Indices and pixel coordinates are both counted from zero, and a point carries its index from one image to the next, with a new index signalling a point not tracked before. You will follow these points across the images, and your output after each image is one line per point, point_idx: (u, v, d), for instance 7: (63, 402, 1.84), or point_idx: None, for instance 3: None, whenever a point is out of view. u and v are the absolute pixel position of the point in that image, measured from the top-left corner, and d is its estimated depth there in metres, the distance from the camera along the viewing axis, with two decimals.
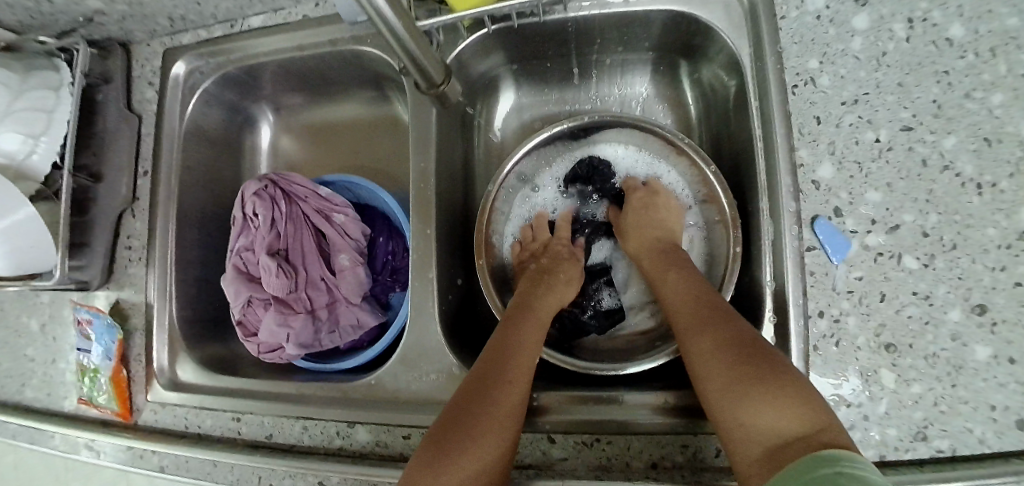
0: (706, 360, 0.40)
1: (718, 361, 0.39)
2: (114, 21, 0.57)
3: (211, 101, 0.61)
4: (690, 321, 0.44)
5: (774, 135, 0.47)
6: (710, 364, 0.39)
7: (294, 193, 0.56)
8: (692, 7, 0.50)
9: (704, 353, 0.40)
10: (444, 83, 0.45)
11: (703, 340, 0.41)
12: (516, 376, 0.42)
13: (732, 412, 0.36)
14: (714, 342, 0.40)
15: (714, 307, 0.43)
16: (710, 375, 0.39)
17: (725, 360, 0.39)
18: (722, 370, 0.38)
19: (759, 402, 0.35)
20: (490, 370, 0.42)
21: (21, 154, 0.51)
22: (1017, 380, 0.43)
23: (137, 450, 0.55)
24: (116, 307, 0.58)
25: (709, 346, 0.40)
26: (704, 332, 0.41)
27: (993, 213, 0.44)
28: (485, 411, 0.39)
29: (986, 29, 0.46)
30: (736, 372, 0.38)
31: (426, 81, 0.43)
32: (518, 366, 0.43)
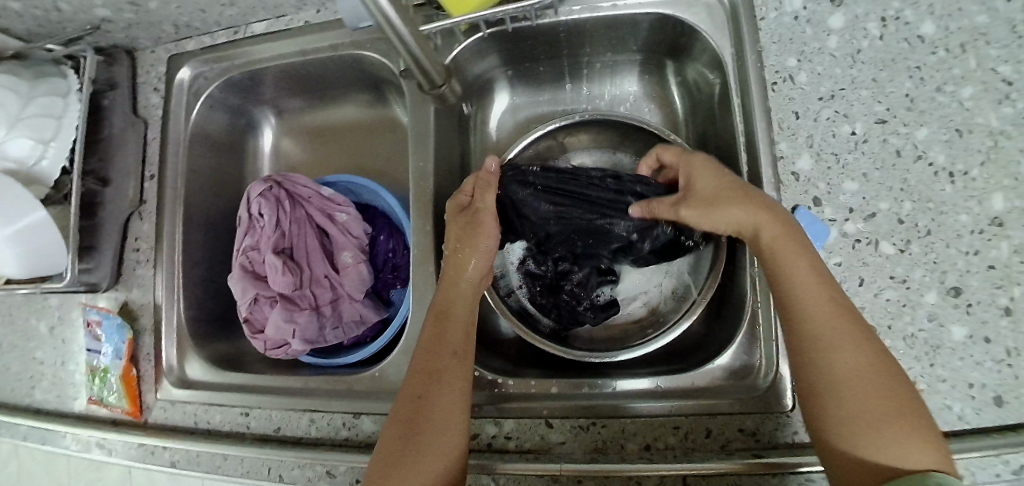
0: (843, 374, 0.36)
1: (864, 380, 0.36)
2: (121, 30, 0.59)
3: (215, 106, 0.62)
4: (828, 322, 0.38)
5: (756, 129, 0.49)
6: (851, 384, 0.36)
7: (298, 194, 0.58)
8: (676, 9, 0.53)
9: (848, 370, 0.36)
10: (444, 83, 0.51)
11: (850, 358, 0.37)
12: (444, 375, 0.42)
13: (847, 431, 0.35)
14: (861, 359, 0.37)
15: (847, 312, 0.39)
16: (844, 396, 0.36)
17: (875, 379, 0.36)
18: (870, 391, 0.35)
19: (895, 433, 0.34)
20: (423, 379, 0.42)
21: (30, 160, 0.53)
22: (991, 358, 0.45)
23: (147, 447, 0.57)
24: (125, 308, 0.60)
25: (851, 362, 0.37)
26: (846, 347, 0.37)
27: (965, 200, 0.46)
28: (427, 419, 0.40)
29: (956, 26, 0.49)
30: (880, 396, 0.35)
31: (428, 81, 0.49)
32: (450, 364, 0.43)
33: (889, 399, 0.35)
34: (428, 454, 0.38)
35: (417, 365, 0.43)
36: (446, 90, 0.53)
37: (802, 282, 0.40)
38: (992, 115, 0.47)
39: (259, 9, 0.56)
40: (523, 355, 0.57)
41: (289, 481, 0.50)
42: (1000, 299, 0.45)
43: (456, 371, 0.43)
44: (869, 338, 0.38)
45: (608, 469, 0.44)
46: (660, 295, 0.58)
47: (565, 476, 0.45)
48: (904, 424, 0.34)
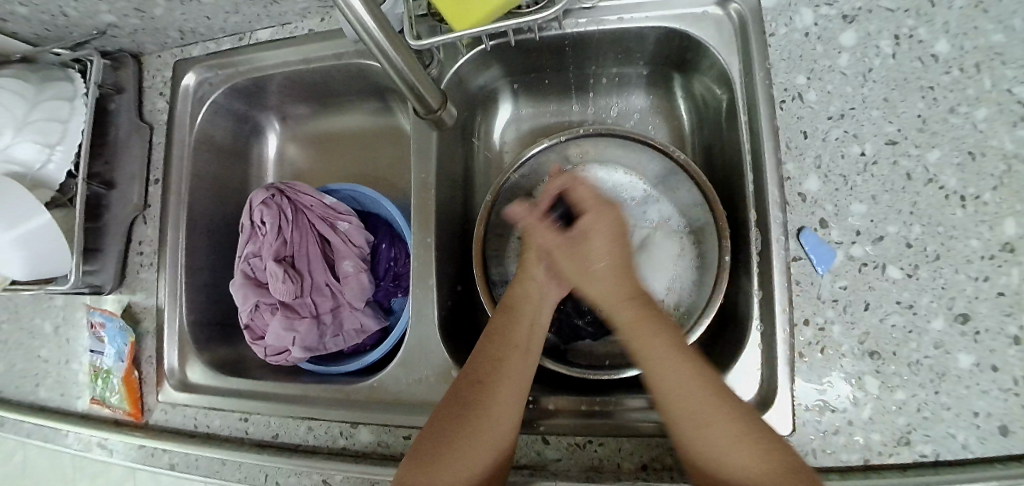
0: (689, 395, 0.40)
1: (703, 399, 0.40)
2: (127, 35, 0.59)
3: (220, 111, 0.63)
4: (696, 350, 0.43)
5: (763, 148, 0.48)
6: (697, 402, 0.40)
7: (301, 202, 0.58)
8: (683, 24, 0.52)
9: (676, 385, 0.41)
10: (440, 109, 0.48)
11: (670, 373, 0.41)
12: (504, 379, 0.44)
13: (710, 449, 0.39)
14: (678, 378, 0.41)
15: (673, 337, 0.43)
16: (682, 410, 0.40)
17: (709, 399, 0.40)
18: (712, 410, 0.39)
19: (727, 443, 0.38)
20: (486, 378, 0.44)
21: (37, 164, 0.53)
22: (998, 387, 0.44)
23: (147, 448, 0.57)
24: (127, 310, 0.61)
25: (677, 379, 0.41)
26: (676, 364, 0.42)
27: (976, 225, 0.45)
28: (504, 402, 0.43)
29: (971, 46, 0.48)
30: (711, 407, 0.39)
31: (422, 105, 0.46)
32: (512, 368, 0.45)
33: (716, 417, 0.39)
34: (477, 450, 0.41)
35: (487, 360, 0.45)
36: (444, 116, 0.50)
37: (616, 303, 0.47)
38: (1007, 138, 0.46)
39: (264, 16, 0.56)
40: None
41: None
42: (1010, 327, 0.44)
43: (522, 376, 0.45)
44: (690, 358, 0.42)
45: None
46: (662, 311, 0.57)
47: None
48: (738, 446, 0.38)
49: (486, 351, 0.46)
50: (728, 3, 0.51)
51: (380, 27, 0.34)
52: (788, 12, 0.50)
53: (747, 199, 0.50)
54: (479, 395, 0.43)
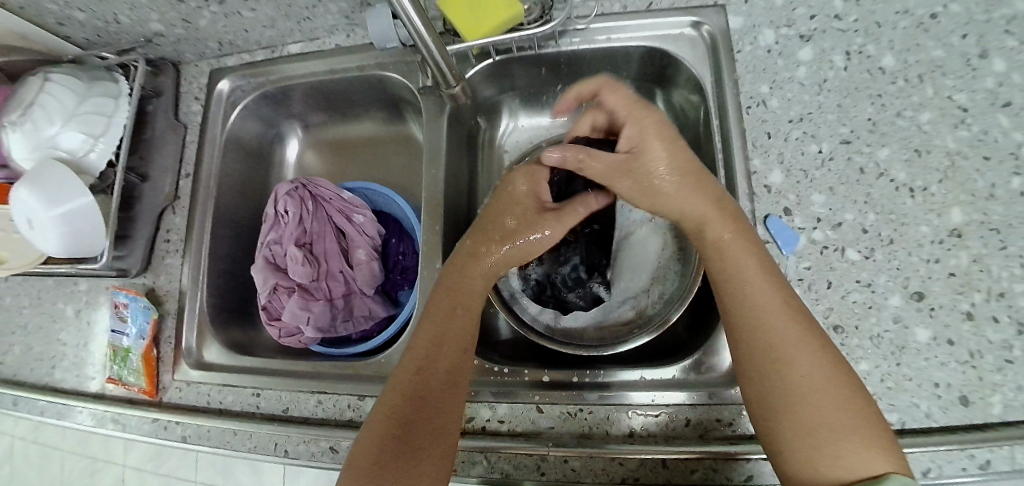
0: (810, 384, 0.39)
1: (824, 388, 0.39)
2: (170, 44, 0.67)
3: (250, 115, 0.69)
4: (778, 345, 0.41)
5: (733, 147, 0.54)
6: (812, 396, 0.39)
7: (320, 195, 0.63)
8: (665, 42, 0.59)
9: (802, 377, 0.39)
10: (458, 86, 0.57)
11: (811, 363, 0.40)
12: (440, 394, 0.45)
13: (812, 443, 0.37)
14: (819, 372, 0.39)
15: (810, 325, 0.42)
16: (805, 403, 0.39)
17: (831, 388, 0.38)
18: (829, 401, 0.38)
19: (844, 438, 0.37)
20: (423, 380, 0.45)
21: (80, 152, 0.59)
22: (955, 359, 0.48)
23: (160, 422, 0.60)
24: (151, 292, 0.65)
25: (817, 377, 0.39)
26: (805, 355, 0.40)
27: (925, 213, 0.51)
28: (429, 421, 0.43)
29: (914, 59, 0.54)
30: (839, 408, 0.38)
31: (445, 81, 0.56)
32: (441, 362, 0.46)
33: (854, 413, 0.38)
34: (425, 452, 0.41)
35: (423, 363, 0.46)
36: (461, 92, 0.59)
37: (750, 291, 0.43)
38: (950, 138, 0.52)
39: (296, 31, 0.64)
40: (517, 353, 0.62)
41: (294, 456, 0.53)
42: (961, 303, 0.49)
43: (450, 370, 0.46)
44: (831, 356, 0.40)
45: (596, 451, 0.48)
46: (647, 299, 0.62)
47: (552, 456, 0.49)
48: (856, 437, 0.37)
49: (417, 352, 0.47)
50: (701, 25, 0.59)
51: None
52: (753, 32, 0.57)
53: (721, 192, 0.56)
54: (416, 398, 0.44)
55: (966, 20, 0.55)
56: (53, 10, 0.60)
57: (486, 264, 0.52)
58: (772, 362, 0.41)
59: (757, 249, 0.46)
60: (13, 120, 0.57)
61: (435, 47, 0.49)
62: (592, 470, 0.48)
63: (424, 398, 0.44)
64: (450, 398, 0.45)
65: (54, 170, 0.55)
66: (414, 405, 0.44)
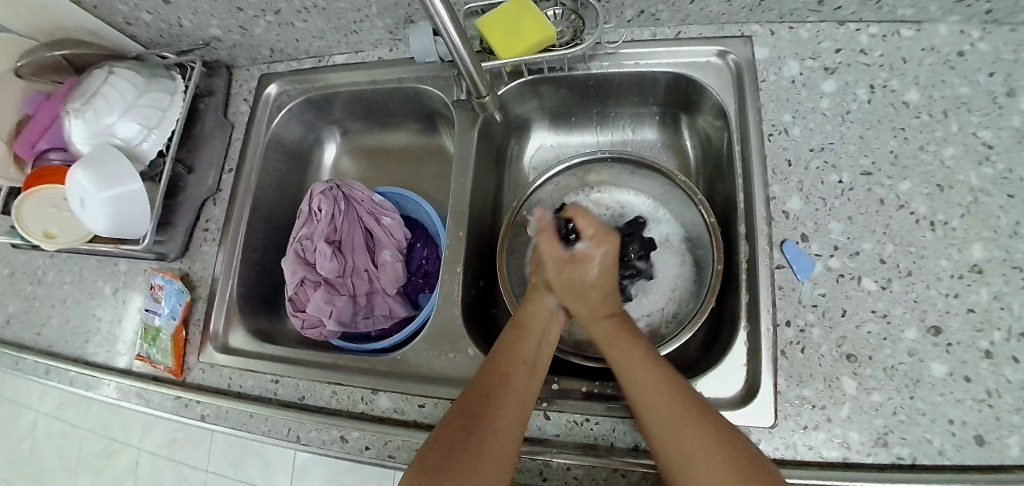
0: (660, 424, 0.44)
1: (692, 435, 0.42)
2: (225, 48, 0.72)
3: (293, 119, 0.74)
4: (654, 396, 0.45)
5: (753, 173, 0.55)
6: (675, 431, 0.43)
7: (352, 196, 0.66)
8: (692, 69, 0.62)
9: (666, 419, 0.44)
10: (487, 95, 0.60)
11: (668, 405, 0.44)
12: (511, 392, 0.47)
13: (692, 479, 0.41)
14: (673, 411, 0.44)
15: (668, 375, 0.47)
16: (677, 447, 0.42)
17: (693, 435, 0.41)
18: (688, 437, 0.42)
19: (710, 466, 0.40)
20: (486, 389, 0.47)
21: (135, 141, 0.63)
22: (972, 397, 0.47)
23: (183, 401, 0.63)
24: (186, 277, 0.69)
25: (666, 415, 0.44)
26: (673, 410, 0.43)
27: (946, 247, 0.51)
28: (489, 421, 0.44)
29: (939, 96, 0.55)
30: (698, 443, 0.41)
31: (475, 89, 0.58)
32: (515, 384, 0.47)
33: (712, 441, 0.41)
34: (481, 455, 0.42)
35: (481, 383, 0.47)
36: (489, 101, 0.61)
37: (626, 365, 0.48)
38: (974, 174, 0.52)
39: (342, 43, 0.68)
40: None
41: (305, 442, 0.55)
42: (980, 341, 0.48)
43: (522, 389, 0.48)
44: (678, 394, 0.45)
45: (599, 461, 0.48)
46: (660, 317, 0.63)
47: (556, 462, 0.49)
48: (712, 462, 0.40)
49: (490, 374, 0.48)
50: (726, 55, 0.60)
51: (448, 13, 0.45)
52: (777, 64, 0.59)
53: (738, 215, 0.57)
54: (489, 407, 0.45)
55: (995, 59, 0.55)
56: (126, 11, 0.66)
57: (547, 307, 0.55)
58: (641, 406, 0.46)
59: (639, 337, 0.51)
60: (76, 108, 0.62)
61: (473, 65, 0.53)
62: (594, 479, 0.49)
63: (495, 395, 0.46)
64: (517, 414, 0.46)
65: (109, 154, 0.60)
66: (477, 405, 0.45)
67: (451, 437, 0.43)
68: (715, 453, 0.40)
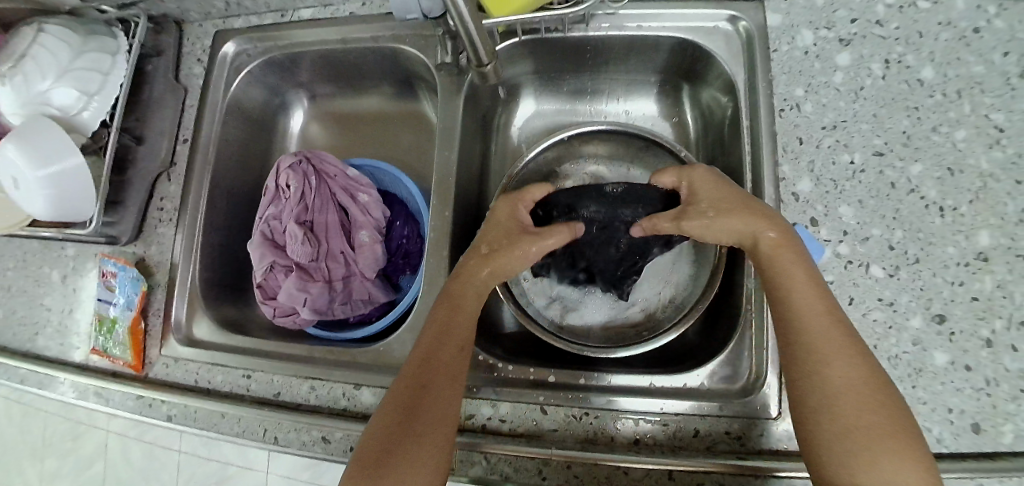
0: (839, 391, 0.38)
1: (855, 393, 0.38)
2: (174, 1, 0.63)
3: (253, 82, 0.66)
4: (828, 345, 0.40)
5: (762, 153, 0.52)
6: (851, 397, 0.37)
7: (324, 171, 0.60)
8: (697, 35, 0.57)
9: (841, 379, 0.38)
10: (491, 63, 0.53)
11: (851, 370, 0.38)
12: (439, 381, 0.42)
13: (836, 457, 0.36)
14: (850, 381, 0.38)
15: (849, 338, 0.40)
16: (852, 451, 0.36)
17: (862, 394, 0.37)
18: (866, 411, 0.37)
19: (890, 453, 0.35)
20: (418, 368, 0.43)
21: (73, 110, 0.56)
22: (970, 385, 0.47)
23: (145, 399, 0.58)
24: (141, 263, 0.62)
25: (852, 380, 0.38)
26: (840, 361, 0.39)
27: (953, 234, 0.49)
28: (419, 417, 0.40)
29: (953, 74, 0.52)
30: (873, 417, 0.36)
31: (477, 58, 0.51)
32: (450, 353, 0.44)
33: (885, 420, 0.36)
34: (412, 455, 0.39)
35: (417, 354, 0.44)
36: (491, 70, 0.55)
37: (801, 300, 0.41)
38: (983, 158, 0.50)
39: None
40: (522, 349, 0.59)
41: (284, 444, 0.51)
42: (982, 330, 0.47)
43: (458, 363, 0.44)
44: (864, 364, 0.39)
45: (597, 456, 0.46)
46: (658, 302, 0.59)
47: (555, 461, 0.47)
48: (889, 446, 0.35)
49: (424, 344, 0.44)
50: (738, 20, 0.56)
51: None
52: (791, 32, 0.55)
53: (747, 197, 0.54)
54: (423, 389, 0.42)
55: (1009, 38, 0.52)
56: None
57: (482, 276, 0.48)
58: (813, 363, 0.40)
59: (804, 256, 0.43)
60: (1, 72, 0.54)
61: (473, 26, 0.45)
62: (595, 478, 0.46)
63: (424, 387, 0.42)
64: (456, 391, 0.43)
65: (44, 124, 0.53)
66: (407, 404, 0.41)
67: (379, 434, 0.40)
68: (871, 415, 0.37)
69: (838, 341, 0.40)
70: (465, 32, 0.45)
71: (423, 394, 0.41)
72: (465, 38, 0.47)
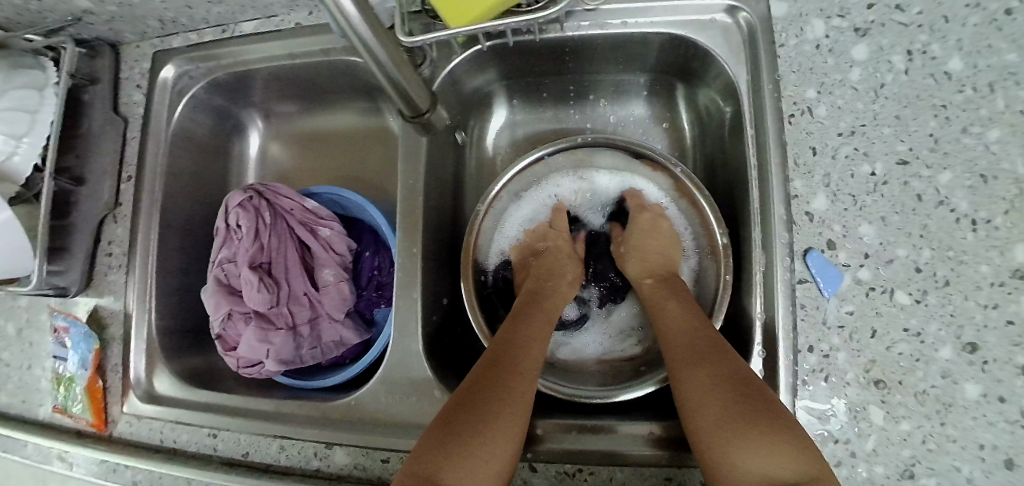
0: (698, 393, 0.39)
1: (715, 387, 0.38)
2: (104, 22, 0.56)
3: (201, 107, 0.60)
4: (683, 353, 0.43)
5: (770, 165, 0.46)
6: (709, 396, 0.38)
7: (279, 205, 0.55)
8: (689, 30, 0.50)
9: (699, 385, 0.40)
10: (428, 109, 0.46)
11: (699, 375, 0.40)
12: (521, 379, 0.41)
13: (722, 452, 0.36)
14: (705, 384, 0.39)
15: (716, 344, 0.42)
16: (722, 439, 0.36)
17: (715, 388, 0.38)
18: (720, 399, 0.37)
19: (754, 439, 0.34)
20: (493, 368, 0.42)
21: (1, 156, 0.49)
22: (1006, 420, 0.42)
23: (109, 463, 0.54)
24: (95, 314, 0.57)
25: (699, 385, 0.39)
26: (699, 364, 0.41)
27: (987, 250, 0.43)
28: (492, 411, 0.38)
29: (985, 64, 0.45)
30: (735, 406, 0.36)
31: (410, 108, 0.45)
32: (527, 355, 0.44)
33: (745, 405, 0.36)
34: (485, 449, 0.36)
35: (489, 358, 0.43)
36: (433, 116, 0.49)
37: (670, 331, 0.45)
38: None
39: (249, 7, 0.53)
40: None
41: None
42: (1020, 358, 0.42)
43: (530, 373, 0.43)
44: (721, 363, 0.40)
45: None
46: (655, 332, 0.55)
47: None
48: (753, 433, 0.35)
49: (500, 345, 0.44)
50: (738, 11, 0.49)
51: (368, 21, 0.31)
52: (799, 22, 0.48)
53: (752, 215, 0.48)
54: (495, 384, 0.40)
55: None
56: None
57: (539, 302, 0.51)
58: (675, 371, 0.42)
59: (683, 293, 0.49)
60: None
61: (401, 71, 0.39)
62: None
63: (507, 380, 0.41)
64: (529, 396, 0.41)
65: None
66: (491, 391, 0.39)
67: (453, 420, 0.37)
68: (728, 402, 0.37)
69: (693, 347, 0.42)
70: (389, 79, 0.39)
71: (501, 392, 0.40)
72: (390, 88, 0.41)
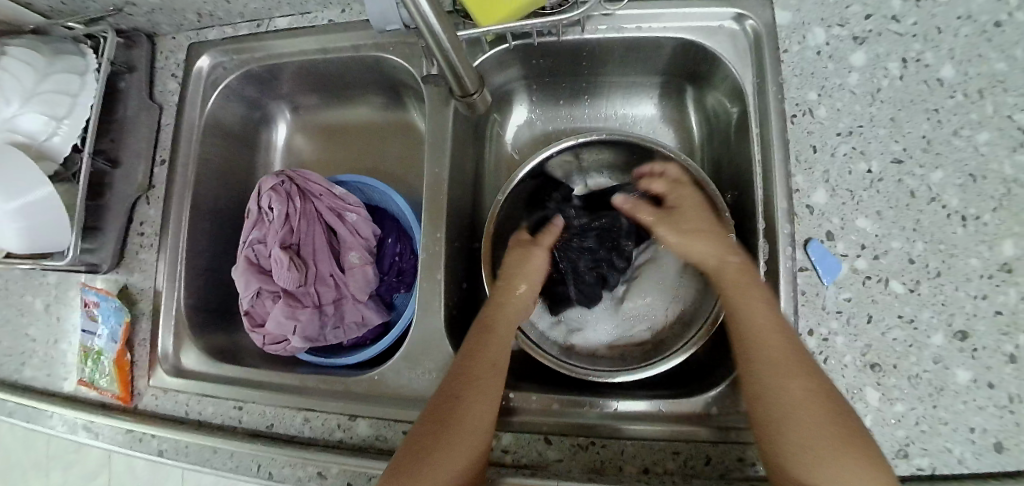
0: (791, 403, 0.40)
1: (816, 405, 0.40)
2: (143, 13, 0.59)
3: (233, 95, 0.63)
4: (787, 362, 0.42)
5: (773, 162, 0.49)
6: (802, 412, 0.40)
7: (309, 191, 0.58)
8: (699, 35, 0.53)
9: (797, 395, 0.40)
10: (476, 92, 0.49)
11: (807, 384, 0.41)
12: (475, 389, 0.44)
13: (816, 467, 0.38)
14: (808, 395, 0.40)
15: (799, 351, 0.42)
16: (820, 456, 0.38)
17: (826, 404, 0.40)
18: (814, 411, 0.39)
19: (847, 466, 0.37)
20: (461, 371, 0.45)
21: (42, 136, 0.52)
22: (994, 404, 0.44)
23: (136, 434, 0.56)
24: (125, 291, 0.60)
25: (798, 396, 0.40)
26: (801, 377, 0.41)
27: (976, 244, 0.46)
28: (458, 421, 0.42)
29: (975, 73, 0.48)
30: (825, 421, 0.39)
31: (460, 87, 0.47)
32: (487, 360, 0.46)
33: (841, 428, 0.38)
34: (452, 453, 0.41)
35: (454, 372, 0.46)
36: (478, 99, 0.51)
37: (755, 323, 0.44)
38: (1008, 162, 0.47)
39: (284, 4, 0.56)
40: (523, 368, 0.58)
41: (279, 479, 0.49)
42: (1006, 345, 0.44)
43: (496, 373, 0.46)
44: (813, 372, 0.41)
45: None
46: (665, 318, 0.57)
47: None
48: (850, 460, 0.37)
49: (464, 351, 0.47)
50: (744, 20, 0.52)
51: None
52: (802, 30, 0.52)
53: (756, 208, 0.52)
54: (453, 403, 0.43)
55: None
56: None
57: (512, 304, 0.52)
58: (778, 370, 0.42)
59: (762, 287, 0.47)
60: None
61: (453, 50, 0.40)
62: None
63: (458, 399, 0.43)
64: (490, 403, 0.44)
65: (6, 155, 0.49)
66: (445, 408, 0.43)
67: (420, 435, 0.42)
68: (829, 417, 0.39)
69: (790, 358, 0.42)
70: (449, 64, 0.42)
71: (455, 406, 0.43)
72: (449, 74, 0.44)
